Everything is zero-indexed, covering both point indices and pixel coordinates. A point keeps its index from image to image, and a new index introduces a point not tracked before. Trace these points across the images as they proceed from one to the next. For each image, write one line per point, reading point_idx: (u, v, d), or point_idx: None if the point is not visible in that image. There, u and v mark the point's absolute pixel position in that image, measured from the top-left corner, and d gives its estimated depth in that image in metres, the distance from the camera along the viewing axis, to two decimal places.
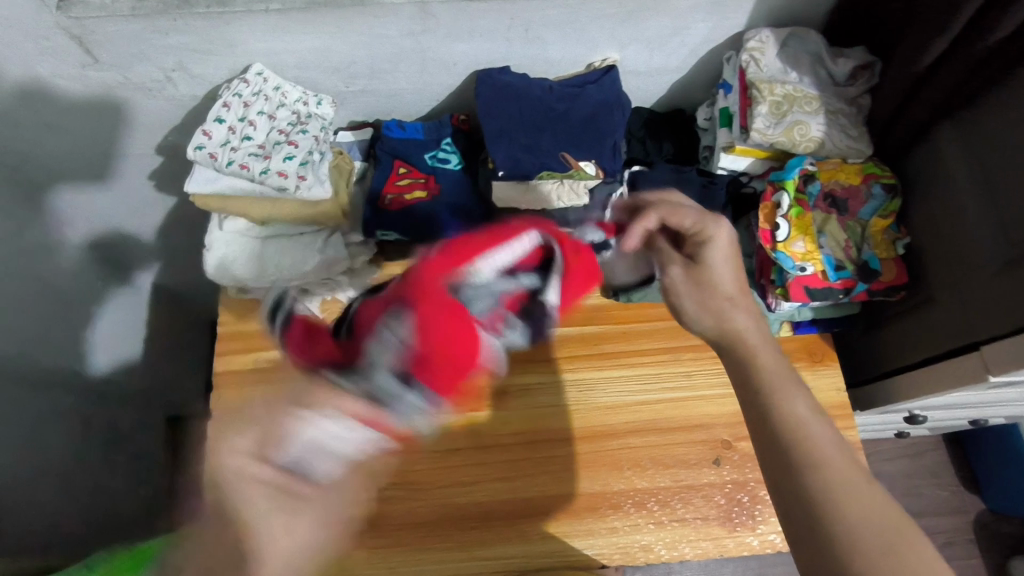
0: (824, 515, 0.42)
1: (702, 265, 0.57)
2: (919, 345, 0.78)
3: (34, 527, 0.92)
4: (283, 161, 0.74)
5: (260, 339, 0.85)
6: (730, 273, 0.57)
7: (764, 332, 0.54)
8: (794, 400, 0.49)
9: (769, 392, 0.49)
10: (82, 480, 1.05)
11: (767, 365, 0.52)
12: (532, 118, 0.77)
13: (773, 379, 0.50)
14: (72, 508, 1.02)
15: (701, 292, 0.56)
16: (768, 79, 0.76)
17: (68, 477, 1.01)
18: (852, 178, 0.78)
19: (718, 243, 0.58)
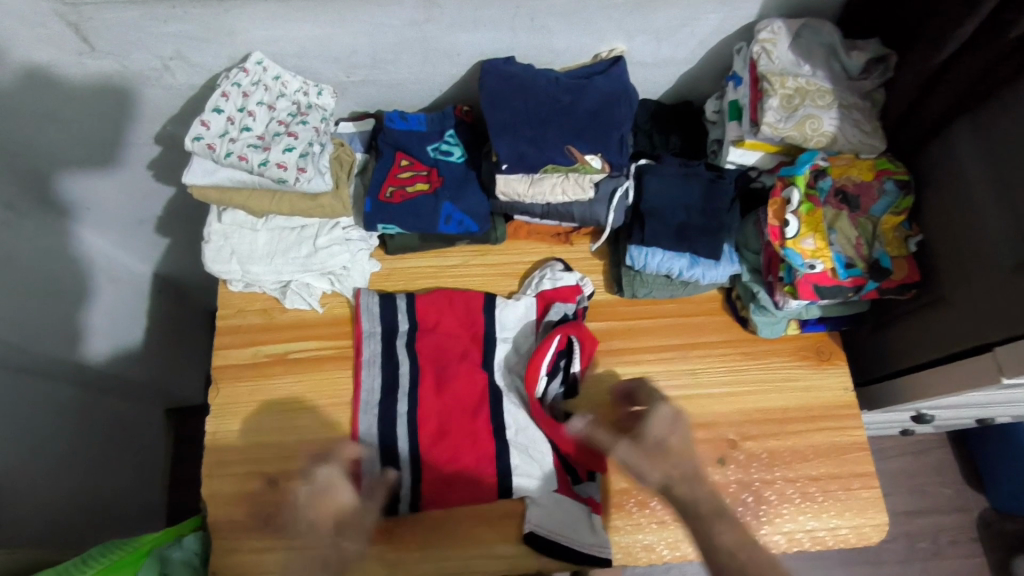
0: None
1: (648, 433, 0.64)
2: (929, 345, 0.77)
3: (31, 519, 0.92)
4: (282, 152, 0.72)
5: (260, 333, 0.84)
6: (678, 435, 0.64)
7: (697, 478, 0.61)
8: (721, 517, 0.58)
9: (705, 514, 0.58)
10: (80, 472, 1.05)
11: (698, 496, 0.60)
12: (536, 111, 0.75)
13: (703, 503, 0.59)
14: (69, 498, 1.02)
15: (655, 454, 0.62)
16: (779, 71, 0.74)
17: (65, 468, 1.01)
18: (863, 173, 0.76)
19: (660, 417, 0.65)
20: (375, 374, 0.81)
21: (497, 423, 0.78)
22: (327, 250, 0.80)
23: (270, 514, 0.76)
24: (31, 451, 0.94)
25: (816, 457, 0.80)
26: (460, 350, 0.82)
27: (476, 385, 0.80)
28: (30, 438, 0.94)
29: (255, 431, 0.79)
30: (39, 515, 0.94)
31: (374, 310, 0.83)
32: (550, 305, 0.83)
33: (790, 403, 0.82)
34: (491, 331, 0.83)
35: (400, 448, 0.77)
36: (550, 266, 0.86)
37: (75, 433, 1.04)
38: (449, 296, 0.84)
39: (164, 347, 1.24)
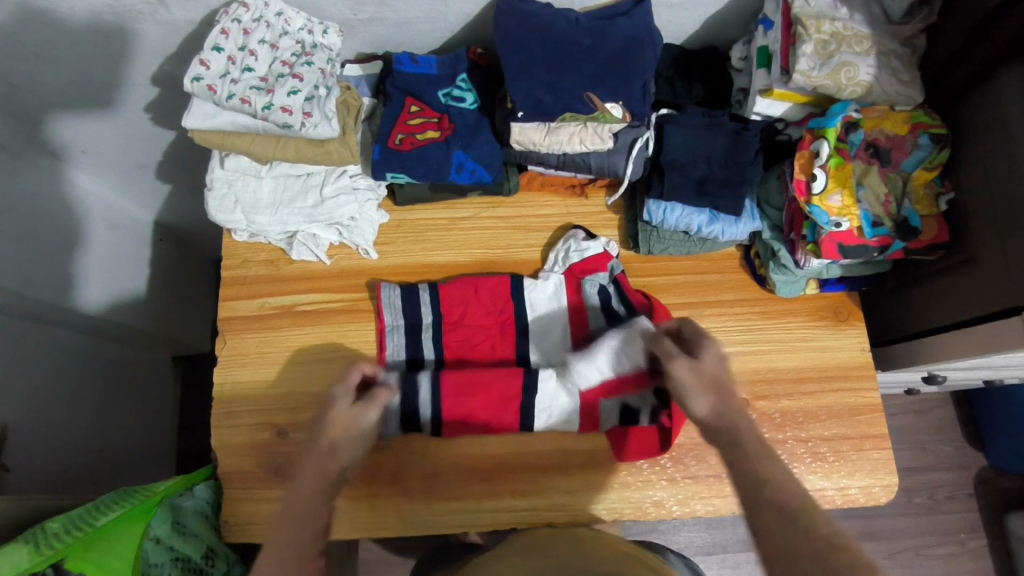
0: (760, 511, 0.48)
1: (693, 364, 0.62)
2: (954, 307, 0.75)
3: (40, 463, 0.93)
4: (287, 95, 0.68)
5: (266, 284, 0.82)
6: (726, 379, 0.62)
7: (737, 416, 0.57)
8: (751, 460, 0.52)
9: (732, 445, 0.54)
10: (87, 418, 1.05)
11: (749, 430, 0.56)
12: (555, 54, 0.71)
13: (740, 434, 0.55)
14: (79, 444, 1.03)
15: (710, 384, 0.60)
16: (815, 14, 0.69)
17: (72, 415, 1.01)
18: (897, 126, 0.73)
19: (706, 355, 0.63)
20: (399, 340, 0.78)
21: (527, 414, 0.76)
22: (334, 199, 0.77)
23: (280, 465, 0.76)
24: (37, 399, 0.94)
25: (828, 417, 0.80)
26: (488, 343, 0.79)
27: (501, 382, 0.75)
28: (35, 387, 0.94)
29: (263, 383, 0.79)
30: (49, 459, 0.95)
31: (396, 304, 0.79)
32: (580, 282, 0.80)
33: (806, 363, 0.81)
34: (521, 316, 0.79)
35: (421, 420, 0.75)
36: (573, 236, 0.82)
37: (81, 380, 1.04)
38: (475, 285, 0.80)
39: (168, 295, 1.23)
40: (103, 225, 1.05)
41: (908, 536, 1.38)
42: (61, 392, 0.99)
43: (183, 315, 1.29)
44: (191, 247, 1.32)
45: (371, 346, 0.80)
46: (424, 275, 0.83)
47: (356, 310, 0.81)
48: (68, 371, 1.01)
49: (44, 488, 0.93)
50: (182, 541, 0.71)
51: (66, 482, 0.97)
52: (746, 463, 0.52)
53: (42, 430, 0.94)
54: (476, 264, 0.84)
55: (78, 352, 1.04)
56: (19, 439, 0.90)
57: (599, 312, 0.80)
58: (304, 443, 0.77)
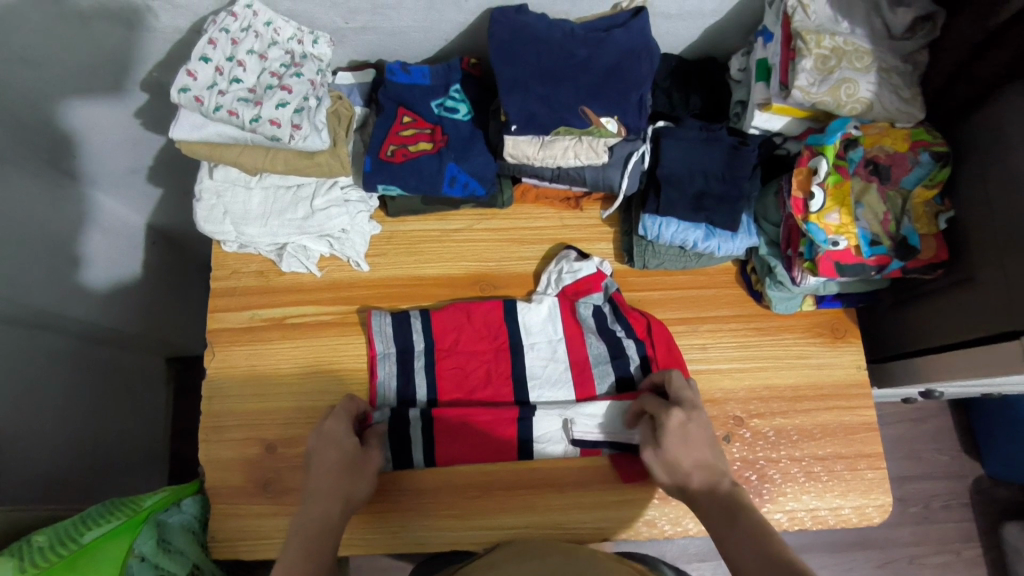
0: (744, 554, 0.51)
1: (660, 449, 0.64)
2: (952, 327, 0.74)
3: (32, 470, 0.92)
4: (275, 108, 0.67)
5: (257, 296, 0.81)
6: (694, 444, 0.63)
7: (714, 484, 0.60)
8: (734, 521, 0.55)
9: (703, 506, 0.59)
10: (80, 421, 1.04)
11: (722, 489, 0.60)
12: (550, 67, 0.70)
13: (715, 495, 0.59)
14: (71, 449, 1.02)
15: (672, 466, 0.63)
16: (815, 29, 0.68)
17: (64, 419, 1.01)
18: (898, 143, 0.71)
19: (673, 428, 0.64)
20: (390, 369, 0.77)
21: (523, 436, 0.75)
22: (324, 211, 0.76)
23: (269, 480, 0.75)
24: (30, 404, 0.93)
25: (823, 436, 0.79)
26: (482, 370, 0.78)
27: (496, 411, 0.75)
28: (29, 391, 0.93)
29: (252, 396, 0.78)
30: (41, 467, 0.94)
31: (387, 332, 0.78)
32: (574, 303, 0.80)
33: (801, 381, 0.80)
34: (517, 341, 0.78)
35: (412, 441, 0.74)
36: (564, 256, 0.81)
37: (74, 385, 1.03)
38: (468, 312, 0.79)
39: (160, 298, 1.23)
40: (96, 228, 1.04)
41: (903, 545, 1.37)
42: (53, 396, 0.98)
43: (174, 318, 1.28)
44: (186, 250, 1.31)
45: (362, 358, 0.79)
46: (415, 301, 0.81)
47: (346, 323, 0.80)
48: (61, 377, 1.00)
49: (35, 495, 0.92)
50: (168, 559, 0.70)
51: (59, 490, 0.97)
52: (716, 528, 0.56)
53: (33, 438, 0.93)
54: (469, 277, 0.82)
55: (71, 357, 1.03)
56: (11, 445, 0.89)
57: (596, 334, 0.79)
58: (293, 457, 0.76)
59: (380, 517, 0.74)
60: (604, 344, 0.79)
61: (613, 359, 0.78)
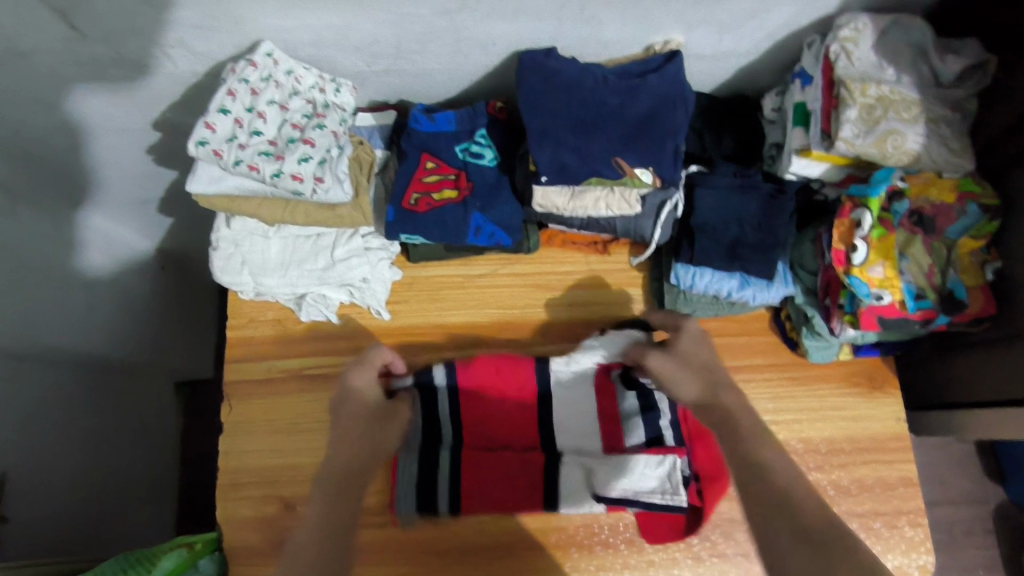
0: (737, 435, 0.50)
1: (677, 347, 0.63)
2: (995, 384, 0.71)
3: (44, 512, 0.90)
4: (297, 162, 0.64)
5: (274, 345, 0.79)
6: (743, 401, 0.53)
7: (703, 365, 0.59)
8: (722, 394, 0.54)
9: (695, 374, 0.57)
10: (94, 456, 1.03)
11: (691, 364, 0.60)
12: (581, 117, 0.67)
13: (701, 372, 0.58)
14: (83, 487, 1.00)
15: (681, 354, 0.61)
16: (859, 76, 0.65)
17: (77, 457, 0.99)
18: (944, 194, 0.68)
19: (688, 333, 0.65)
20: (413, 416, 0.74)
21: (551, 490, 0.72)
22: (345, 262, 0.73)
23: (288, 540, 0.73)
24: (43, 445, 0.92)
25: (861, 491, 0.76)
26: (510, 417, 0.75)
27: (530, 470, 0.72)
28: (44, 431, 0.92)
29: (270, 450, 0.75)
30: (54, 509, 0.93)
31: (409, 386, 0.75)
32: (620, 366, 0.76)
33: (837, 434, 0.78)
34: (545, 392, 0.76)
35: (439, 498, 0.72)
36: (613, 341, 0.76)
37: (87, 421, 1.02)
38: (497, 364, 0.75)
39: (170, 327, 1.21)
40: (108, 260, 1.03)
41: None
42: (65, 435, 0.96)
43: (185, 345, 1.26)
44: (197, 277, 1.29)
45: None
46: (437, 351, 0.79)
47: None
48: (73, 416, 0.98)
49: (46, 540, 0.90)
50: None
51: (71, 532, 0.95)
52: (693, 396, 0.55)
53: (45, 481, 0.91)
54: (492, 325, 0.80)
55: (85, 394, 1.01)
56: (23, 490, 0.87)
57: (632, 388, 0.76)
58: None
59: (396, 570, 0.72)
60: (634, 399, 0.76)
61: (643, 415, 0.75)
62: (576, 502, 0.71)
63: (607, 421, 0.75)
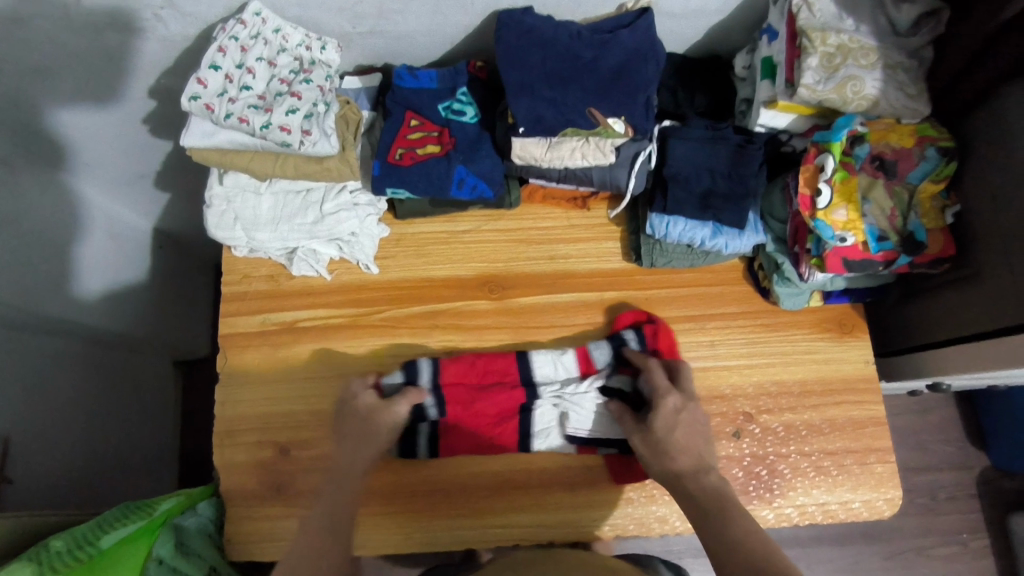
0: (704, 496, 0.61)
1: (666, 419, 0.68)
2: (955, 324, 0.75)
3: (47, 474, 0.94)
4: (285, 114, 0.68)
5: (266, 300, 0.82)
6: (684, 431, 0.67)
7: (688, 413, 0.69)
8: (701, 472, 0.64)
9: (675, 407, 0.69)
10: (93, 425, 1.06)
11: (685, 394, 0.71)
12: (556, 70, 0.70)
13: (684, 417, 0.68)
14: (84, 454, 1.03)
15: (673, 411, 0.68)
16: (821, 26, 0.68)
17: (78, 424, 1.02)
18: (904, 139, 0.72)
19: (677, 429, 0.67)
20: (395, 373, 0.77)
21: (524, 429, 0.77)
22: (333, 216, 0.76)
23: (282, 483, 0.76)
24: (45, 411, 0.95)
25: (831, 431, 0.80)
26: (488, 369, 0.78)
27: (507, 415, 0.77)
28: (45, 397, 0.95)
29: (264, 399, 0.79)
30: (57, 472, 0.96)
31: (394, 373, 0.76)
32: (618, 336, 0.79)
33: (809, 377, 0.81)
34: None
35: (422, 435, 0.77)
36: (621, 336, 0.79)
37: (88, 390, 1.05)
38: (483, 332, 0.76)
39: (168, 302, 1.23)
40: (106, 233, 1.06)
41: (910, 537, 1.38)
42: (66, 402, 0.99)
43: (183, 321, 1.29)
44: (193, 254, 1.31)
45: (372, 361, 0.80)
46: (423, 303, 0.82)
47: (358, 325, 0.81)
48: (73, 384, 1.01)
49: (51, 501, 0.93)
50: (187, 562, 0.70)
51: (73, 495, 0.98)
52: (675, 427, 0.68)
53: (47, 444, 0.95)
54: (477, 278, 0.83)
55: (85, 363, 1.04)
56: (26, 451, 0.90)
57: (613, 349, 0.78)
58: (305, 460, 0.77)
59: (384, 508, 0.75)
60: (612, 352, 0.78)
61: (619, 368, 0.78)
62: (549, 439, 0.77)
63: (586, 375, 0.78)
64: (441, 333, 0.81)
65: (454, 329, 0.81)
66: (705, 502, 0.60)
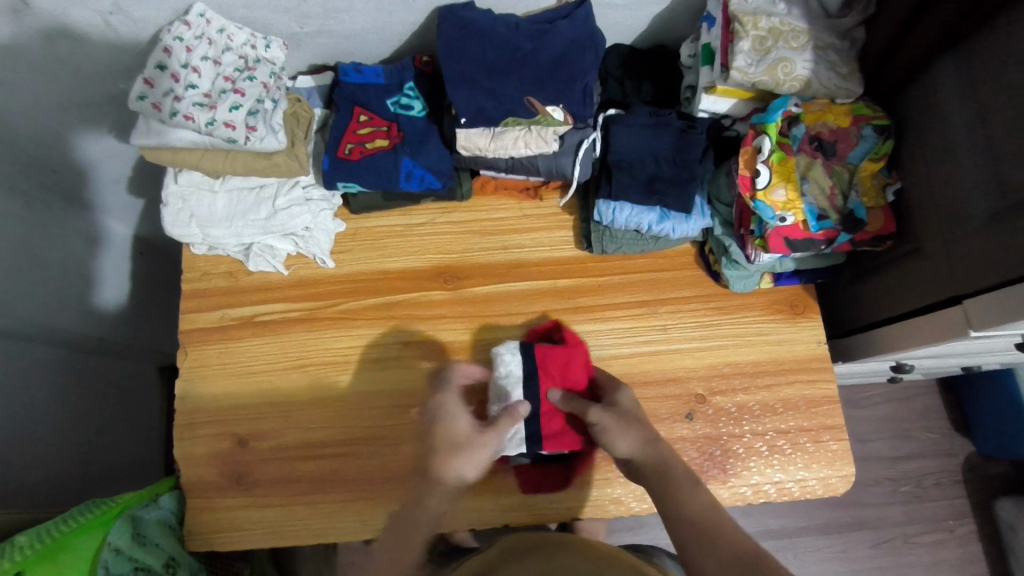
0: (674, 473, 0.62)
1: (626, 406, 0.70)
2: (899, 301, 0.76)
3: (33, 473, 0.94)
4: (229, 111, 0.70)
5: (225, 296, 0.83)
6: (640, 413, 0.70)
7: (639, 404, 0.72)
8: (663, 448, 0.65)
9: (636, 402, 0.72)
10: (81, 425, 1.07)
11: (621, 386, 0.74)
12: (495, 61, 0.71)
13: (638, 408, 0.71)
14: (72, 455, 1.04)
15: (631, 401, 0.71)
16: (752, 11, 0.70)
17: (66, 425, 1.03)
18: (841, 119, 0.72)
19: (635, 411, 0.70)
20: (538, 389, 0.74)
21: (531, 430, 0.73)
22: (286, 211, 0.78)
23: (241, 473, 0.77)
24: (29, 416, 0.96)
25: (784, 409, 0.80)
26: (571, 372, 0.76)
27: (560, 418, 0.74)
28: (30, 403, 0.96)
29: (226, 391, 0.80)
30: (44, 472, 0.97)
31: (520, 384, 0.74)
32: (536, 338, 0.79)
33: (761, 357, 0.82)
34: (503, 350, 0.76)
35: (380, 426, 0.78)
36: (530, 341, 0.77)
37: (73, 393, 1.06)
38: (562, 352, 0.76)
39: (149, 308, 1.25)
40: (82, 240, 1.07)
41: (895, 525, 1.38)
42: (51, 405, 1.01)
43: (164, 327, 1.31)
44: (172, 261, 1.33)
45: (331, 352, 0.81)
46: (378, 296, 0.83)
47: (316, 318, 0.82)
48: (56, 387, 1.03)
49: (37, 501, 0.94)
50: (143, 551, 0.73)
51: (60, 496, 0.99)
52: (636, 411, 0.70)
53: (31, 446, 0.96)
54: (432, 270, 0.84)
55: (67, 366, 1.06)
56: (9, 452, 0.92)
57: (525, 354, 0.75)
58: (265, 450, 0.78)
59: (344, 495, 0.76)
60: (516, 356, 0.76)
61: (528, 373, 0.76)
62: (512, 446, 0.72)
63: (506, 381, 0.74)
64: (397, 326, 0.82)
65: (409, 320, 0.82)
66: (670, 482, 0.62)
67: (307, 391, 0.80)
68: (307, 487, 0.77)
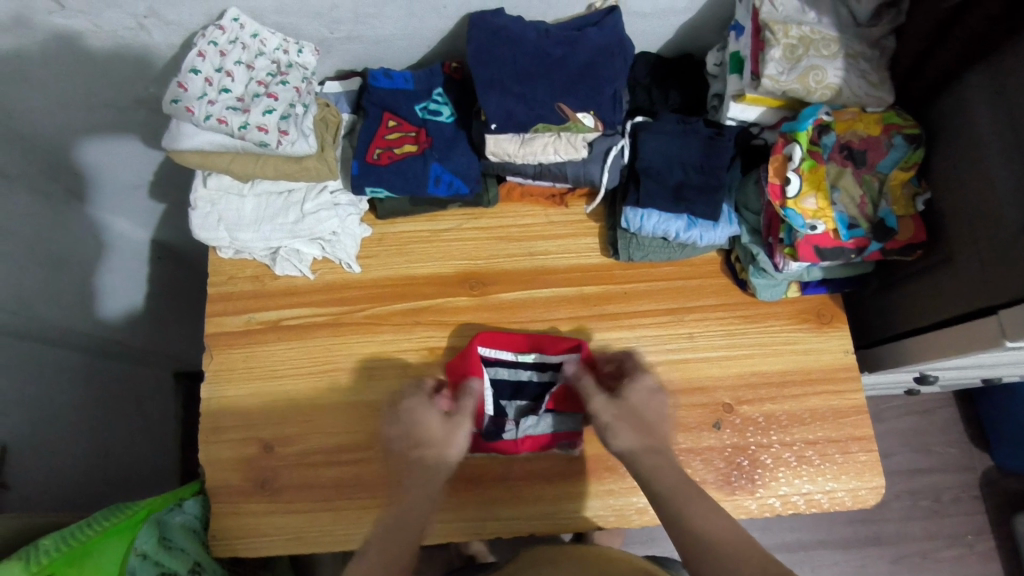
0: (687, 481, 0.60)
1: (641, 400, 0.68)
2: (929, 311, 0.75)
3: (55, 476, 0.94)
4: (262, 115, 0.70)
5: (251, 300, 0.83)
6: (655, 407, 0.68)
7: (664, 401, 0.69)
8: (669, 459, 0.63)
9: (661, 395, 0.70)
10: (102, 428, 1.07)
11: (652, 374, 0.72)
12: (525, 68, 0.72)
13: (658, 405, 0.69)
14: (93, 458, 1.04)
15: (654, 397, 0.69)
16: (783, 19, 0.70)
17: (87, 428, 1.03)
18: (870, 128, 0.73)
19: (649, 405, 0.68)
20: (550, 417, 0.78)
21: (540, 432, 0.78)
22: (314, 215, 0.78)
23: (265, 478, 0.77)
24: (52, 418, 0.96)
25: (812, 419, 0.79)
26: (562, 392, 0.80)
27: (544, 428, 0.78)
28: (53, 406, 0.96)
29: (250, 395, 0.80)
30: (65, 475, 0.97)
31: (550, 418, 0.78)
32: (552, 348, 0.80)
33: (789, 366, 0.81)
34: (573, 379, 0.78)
35: None
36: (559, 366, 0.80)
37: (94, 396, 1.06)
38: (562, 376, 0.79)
39: (166, 313, 1.25)
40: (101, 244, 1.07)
41: (914, 541, 1.36)
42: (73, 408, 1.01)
43: (181, 333, 1.30)
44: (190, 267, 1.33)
45: (357, 356, 0.81)
46: (404, 301, 0.83)
47: (342, 323, 0.82)
48: (78, 390, 1.02)
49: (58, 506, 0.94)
50: (168, 555, 0.73)
51: (80, 500, 0.99)
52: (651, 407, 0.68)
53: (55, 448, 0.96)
54: (458, 276, 0.84)
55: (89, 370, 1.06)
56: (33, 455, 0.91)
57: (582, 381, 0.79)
58: (288, 455, 0.78)
59: (368, 502, 0.76)
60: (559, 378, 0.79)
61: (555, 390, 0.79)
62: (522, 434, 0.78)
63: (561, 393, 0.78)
64: (422, 331, 0.82)
65: (434, 326, 0.82)
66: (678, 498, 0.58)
67: (332, 396, 0.79)
68: (331, 492, 0.76)
